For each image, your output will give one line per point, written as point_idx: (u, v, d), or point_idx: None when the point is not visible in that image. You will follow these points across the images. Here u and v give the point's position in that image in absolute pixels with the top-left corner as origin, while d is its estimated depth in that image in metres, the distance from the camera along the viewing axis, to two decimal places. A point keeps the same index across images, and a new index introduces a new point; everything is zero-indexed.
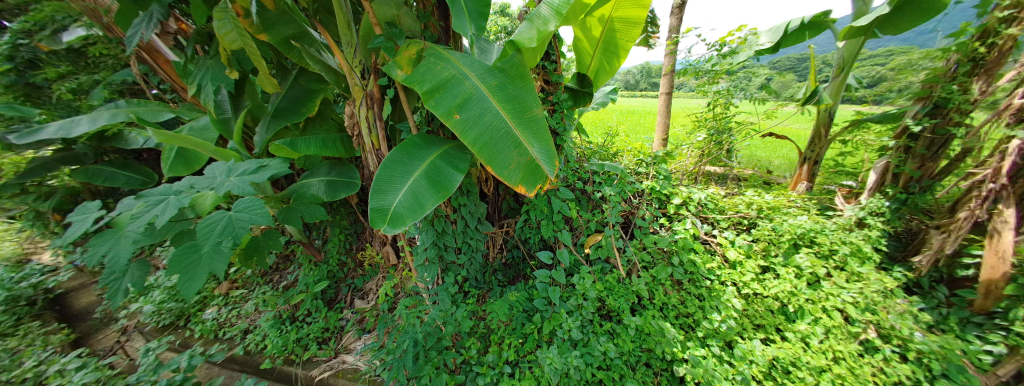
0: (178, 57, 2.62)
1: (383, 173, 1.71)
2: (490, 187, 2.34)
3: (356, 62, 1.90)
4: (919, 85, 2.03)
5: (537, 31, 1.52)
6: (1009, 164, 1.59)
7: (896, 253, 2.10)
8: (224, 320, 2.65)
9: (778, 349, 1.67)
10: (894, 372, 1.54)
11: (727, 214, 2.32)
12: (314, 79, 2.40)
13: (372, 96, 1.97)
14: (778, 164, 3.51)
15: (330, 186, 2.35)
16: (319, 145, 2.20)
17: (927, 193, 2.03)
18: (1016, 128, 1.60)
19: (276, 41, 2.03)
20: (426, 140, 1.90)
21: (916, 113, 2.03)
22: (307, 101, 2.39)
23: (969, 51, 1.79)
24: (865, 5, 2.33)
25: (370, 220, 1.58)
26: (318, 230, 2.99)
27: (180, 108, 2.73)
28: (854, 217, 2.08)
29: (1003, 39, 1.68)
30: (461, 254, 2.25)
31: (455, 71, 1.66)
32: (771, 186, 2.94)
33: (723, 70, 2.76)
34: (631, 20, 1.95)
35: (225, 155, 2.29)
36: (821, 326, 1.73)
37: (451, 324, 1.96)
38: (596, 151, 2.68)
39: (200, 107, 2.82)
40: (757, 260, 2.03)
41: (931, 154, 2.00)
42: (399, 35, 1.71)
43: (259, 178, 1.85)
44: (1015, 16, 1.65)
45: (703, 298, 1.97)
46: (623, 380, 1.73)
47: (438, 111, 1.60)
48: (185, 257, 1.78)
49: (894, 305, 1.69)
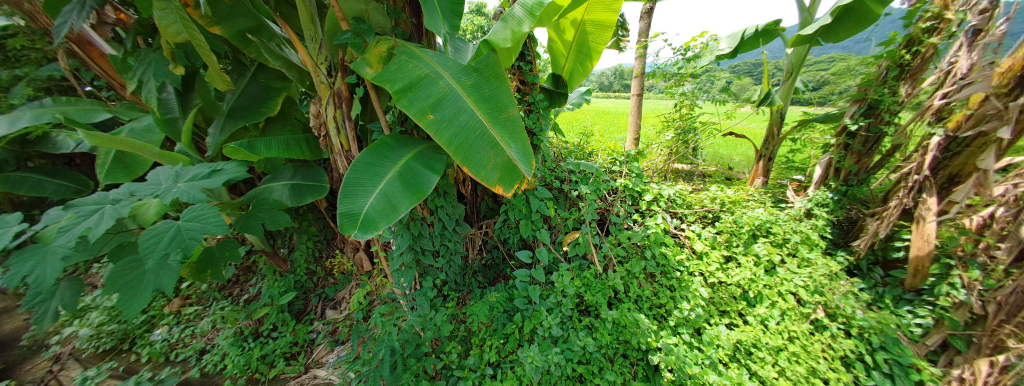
0: (115, 50, 2.33)
1: (352, 176, 1.64)
2: (468, 188, 2.33)
3: (322, 58, 1.82)
4: (856, 88, 2.26)
5: (511, 32, 1.53)
6: (931, 158, 1.81)
7: (839, 239, 2.32)
8: (176, 341, 2.39)
9: (741, 333, 1.81)
10: (840, 347, 1.71)
11: (694, 208, 2.46)
12: (275, 75, 2.24)
13: (339, 95, 1.88)
14: (738, 161, 3.80)
15: (295, 191, 2.21)
16: (282, 147, 2.07)
17: (864, 185, 2.27)
18: (936, 126, 1.82)
19: (231, 35, 1.89)
20: (400, 142, 1.84)
21: (853, 113, 2.27)
22: (267, 99, 2.21)
23: (898, 58, 2.02)
24: (809, 15, 2.57)
25: (340, 226, 1.50)
26: (283, 238, 2.79)
27: (119, 108, 2.44)
28: (803, 208, 2.29)
29: (926, 47, 1.90)
30: (439, 257, 2.22)
31: (428, 70, 1.62)
32: (732, 181, 3.17)
33: (688, 73, 2.87)
34: (603, 23, 1.99)
35: (172, 158, 2.07)
36: (777, 309, 1.89)
37: (430, 329, 1.93)
38: (572, 151, 2.75)
39: (143, 106, 2.53)
40: (721, 250, 2.19)
41: (867, 150, 2.24)
42: (368, 32, 1.64)
43: (214, 183, 1.70)
44: (935, 27, 1.87)
45: (674, 289, 2.08)
46: (603, 373, 1.77)
47: (411, 111, 1.55)
48: (126, 274, 1.59)
49: (838, 286, 1.87)
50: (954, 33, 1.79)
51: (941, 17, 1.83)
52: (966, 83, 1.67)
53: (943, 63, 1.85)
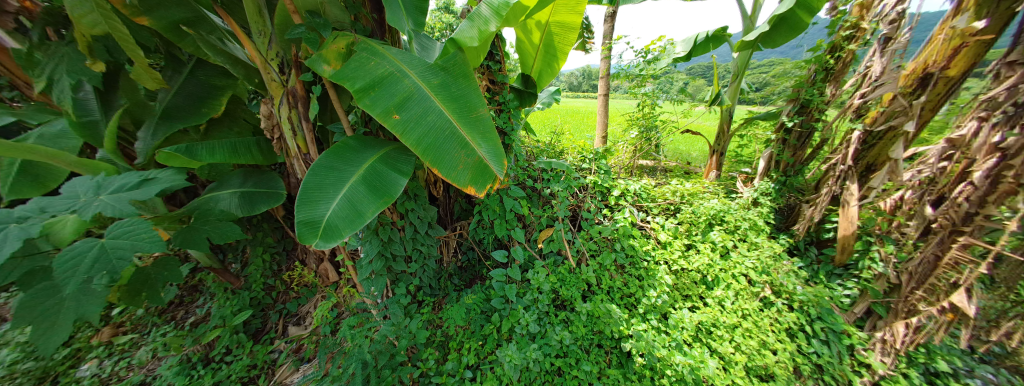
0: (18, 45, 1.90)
1: (311, 181, 1.53)
2: (439, 190, 2.30)
3: (272, 54, 1.67)
4: (791, 89, 2.54)
5: (478, 30, 1.54)
6: (853, 150, 2.07)
7: (781, 224, 2.61)
8: (105, 377, 2.06)
9: (702, 314, 1.97)
10: (785, 320, 1.93)
11: (657, 201, 2.61)
12: (218, 72, 2.01)
13: (294, 94, 1.75)
14: (695, 156, 4.12)
15: (246, 199, 2.01)
16: (228, 151, 1.89)
17: (799, 175, 2.56)
18: (856, 122, 2.09)
19: (162, 27, 1.67)
20: (364, 143, 1.75)
21: (789, 112, 2.54)
22: (208, 98, 1.97)
23: (823, 63, 2.30)
24: (751, 23, 2.85)
25: (298, 236, 1.38)
26: (234, 252, 2.53)
27: (25, 110, 2.05)
28: (750, 197, 2.56)
29: (845, 53, 2.18)
30: (412, 262, 2.15)
31: (392, 68, 1.55)
32: (690, 175, 3.43)
33: (648, 74, 3.02)
34: (568, 25, 2.02)
35: (93, 168, 1.78)
36: (731, 290, 2.08)
37: (405, 338, 1.86)
38: (544, 150, 2.81)
39: (57, 107, 2.14)
40: (682, 239, 2.35)
41: (800, 144, 2.53)
42: (324, 26, 1.54)
43: (145, 194, 1.50)
44: (852, 35, 2.14)
45: (642, 278, 2.20)
46: (580, 364, 1.83)
47: (375, 111, 1.48)
48: (38, 304, 1.36)
49: (781, 266, 2.11)
50: (867, 40, 2.03)
51: (857, 27, 2.11)
52: (878, 84, 1.91)
53: (863, 67, 2.05)
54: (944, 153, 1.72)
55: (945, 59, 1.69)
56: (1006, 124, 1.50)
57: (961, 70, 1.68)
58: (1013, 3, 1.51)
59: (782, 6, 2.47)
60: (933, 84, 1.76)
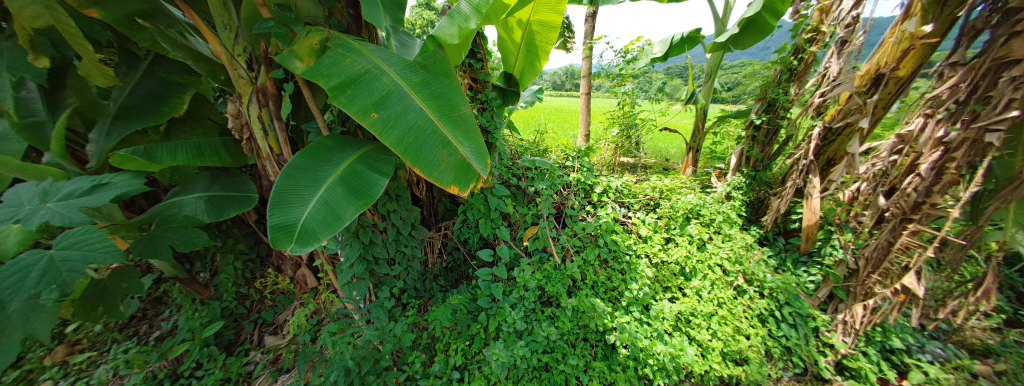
0: None
1: (285, 183, 1.46)
2: (422, 190, 2.27)
3: (239, 49, 1.58)
4: (758, 88, 2.68)
5: (458, 28, 1.52)
6: (815, 145, 2.22)
7: (752, 215, 2.77)
8: None
9: (681, 304, 2.06)
10: (756, 306, 2.06)
11: (638, 197, 2.67)
12: (179, 68, 1.87)
13: (264, 91, 1.67)
14: (673, 153, 4.28)
15: (213, 204, 1.88)
16: (191, 153, 1.77)
17: (767, 169, 2.72)
18: (817, 119, 2.24)
19: (114, 19, 1.55)
20: (341, 143, 1.69)
21: (757, 110, 2.68)
22: (168, 96, 1.83)
23: (788, 64, 2.45)
24: (722, 25, 2.99)
25: (271, 241, 1.32)
26: (202, 261, 2.38)
27: None
28: (724, 192, 2.68)
29: (807, 55, 2.33)
30: (395, 265, 2.10)
31: (369, 65, 1.51)
32: (668, 171, 3.57)
33: (628, 74, 3.10)
34: (549, 24, 2.03)
35: (38, 173, 1.62)
36: (708, 280, 2.18)
37: (390, 342, 1.82)
38: (528, 148, 2.82)
39: None
40: (662, 233, 2.43)
41: (768, 141, 2.68)
42: (296, 21, 1.47)
43: (97, 201, 1.37)
44: (813, 38, 2.31)
45: (624, 272, 2.26)
46: (566, 358, 1.87)
47: (351, 109, 1.43)
48: None
49: (752, 256, 2.24)
50: (825, 44, 2.19)
51: (817, 31, 2.27)
52: (836, 83, 2.05)
53: (823, 68, 2.21)
54: (895, 147, 1.87)
55: (896, 60, 1.83)
56: (949, 120, 1.63)
57: (910, 70, 1.83)
58: (956, 9, 1.61)
59: (750, 10, 2.61)
60: (885, 84, 1.91)
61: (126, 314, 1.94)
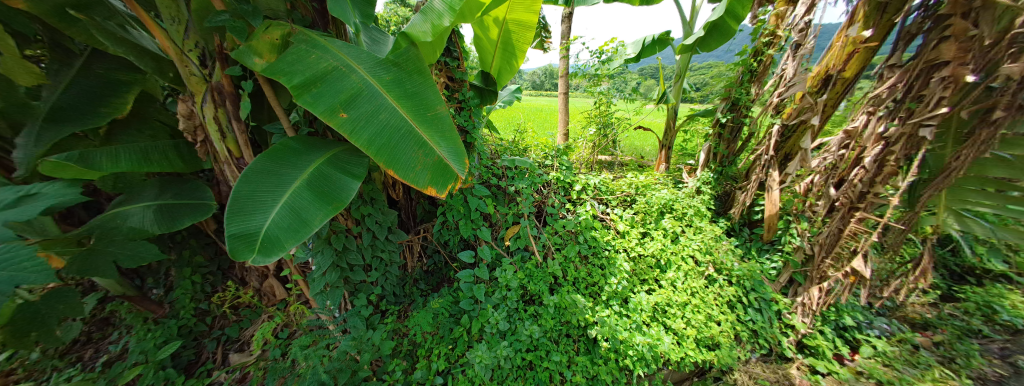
0: None
1: (245, 188, 1.35)
2: (399, 193, 2.19)
3: (190, 44, 1.45)
4: (723, 89, 2.85)
5: (431, 25, 1.49)
6: (775, 142, 2.39)
7: (720, 208, 2.93)
8: None
9: (658, 296, 2.14)
10: (725, 293, 2.20)
11: (615, 194, 2.72)
12: (118, 63, 1.68)
13: (219, 89, 1.54)
14: (648, 151, 4.43)
15: (164, 214, 1.70)
16: (136, 158, 1.60)
17: (732, 165, 2.89)
18: (775, 117, 2.40)
19: (39, 9, 1.37)
20: (308, 145, 1.60)
21: (722, 109, 2.84)
22: (108, 95, 1.63)
23: (749, 66, 2.61)
24: (689, 28, 3.14)
25: (230, 251, 1.22)
26: (155, 276, 2.17)
27: None
28: (694, 187, 2.82)
29: (765, 57, 2.51)
30: (372, 271, 2.03)
31: (337, 63, 1.43)
32: (643, 168, 3.69)
33: (603, 74, 3.18)
34: (524, 23, 2.03)
35: None
36: (681, 271, 2.28)
37: (368, 351, 1.75)
38: (507, 147, 2.81)
39: None
40: (638, 228, 2.50)
41: (732, 138, 2.84)
42: (253, 14, 1.36)
43: (24, 215, 1.20)
44: (770, 42, 2.48)
45: (603, 267, 2.30)
46: (550, 356, 1.89)
47: (317, 109, 1.35)
48: None
49: (720, 246, 2.37)
50: (782, 46, 2.38)
51: (772, 35, 2.44)
52: (791, 84, 2.21)
53: (781, 69, 2.36)
54: (843, 142, 2.03)
55: (842, 63, 2.00)
56: (888, 117, 1.81)
57: (854, 72, 2.01)
58: (893, 15, 1.78)
59: (714, 14, 2.75)
60: (833, 84, 2.08)
61: (66, 340, 1.71)
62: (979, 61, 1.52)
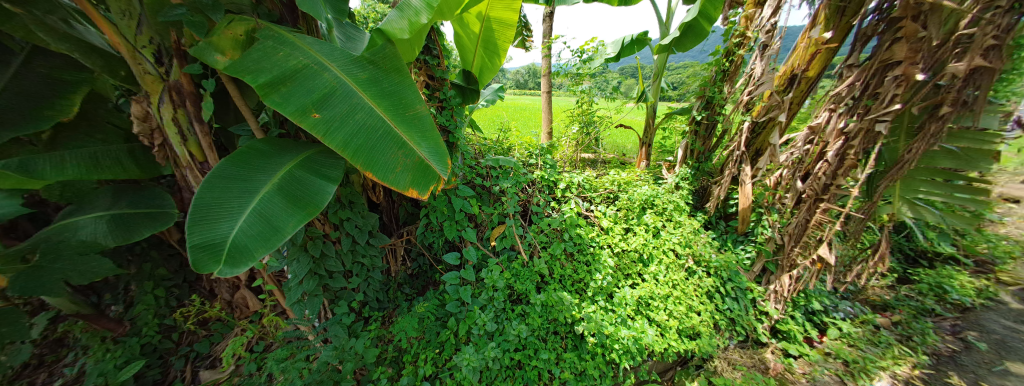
0: None
1: (208, 195, 1.26)
2: (379, 195, 2.12)
3: (143, 40, 1.33)
4: (698, 87, 2.95)
5: (408, 22, 1.46)
6: (747, 138, 2.49)
7: (698, 203, 3.04)
8: None
9: (641, 290, 2.18)
10: (704, 283, 2.29)
11: (599, 191, 2.75)
12: (60, 60, 1.52)
13: (179, 89, 1.43)
14: (629, 148, 4.53)
15: (118, 224, 1.57)
16: (84, 164, 1.48)
17: (708, 161, 3.00)
18: (745, 114, 2.51)
19: None
20: (278, 148, 1.51)
21: (698, 107, 2.94)
22: (50, 96, 1.48)
23: (721, 65, 2.72)
24: (665, 29, 3.22)
25: (193, 263, 1.13)
26: (112, 291, 2.00)
27: None
28: (673, 182, 2.91)
29: (736, 57, 2.62)
30: (353, 277, 1.96)
31: (308, 60, 1.36)
32: (625, 165, 3.77)
33: (584, 73, 3.22)
34: (504, 22, 2.02)
35: None
36: (663, 265, 2.33)
37: (350, 360, 1.68)
38: (491, 147, 2.79)
39: None
40: (621, 224, 2.53)
41: (708, 134, 2.95)
42: (214, 8, 1.27)
43: None
44: (740, 43, 2.59)
45: (589, 263, 2.33)
46: (538, 354, 1.89)
47: (287, 109, 1.28)
48: None
49: (699, 239, 2.46)
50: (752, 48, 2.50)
51: (743, 37, 2.55)
52: (760, 82, 2.31)
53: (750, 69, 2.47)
54: (808, 138, 2.15)
55: (806, 63, 2.10)
56: (848, 113, 1.93)
57: (817, 71, 2.10)
58: (851, 18, 1.89)
59: (689, 15, 2.83)
60: (797, 83, 2.17)
61: (11, 365, 1.53)
62: (927, 61, 1.65)
